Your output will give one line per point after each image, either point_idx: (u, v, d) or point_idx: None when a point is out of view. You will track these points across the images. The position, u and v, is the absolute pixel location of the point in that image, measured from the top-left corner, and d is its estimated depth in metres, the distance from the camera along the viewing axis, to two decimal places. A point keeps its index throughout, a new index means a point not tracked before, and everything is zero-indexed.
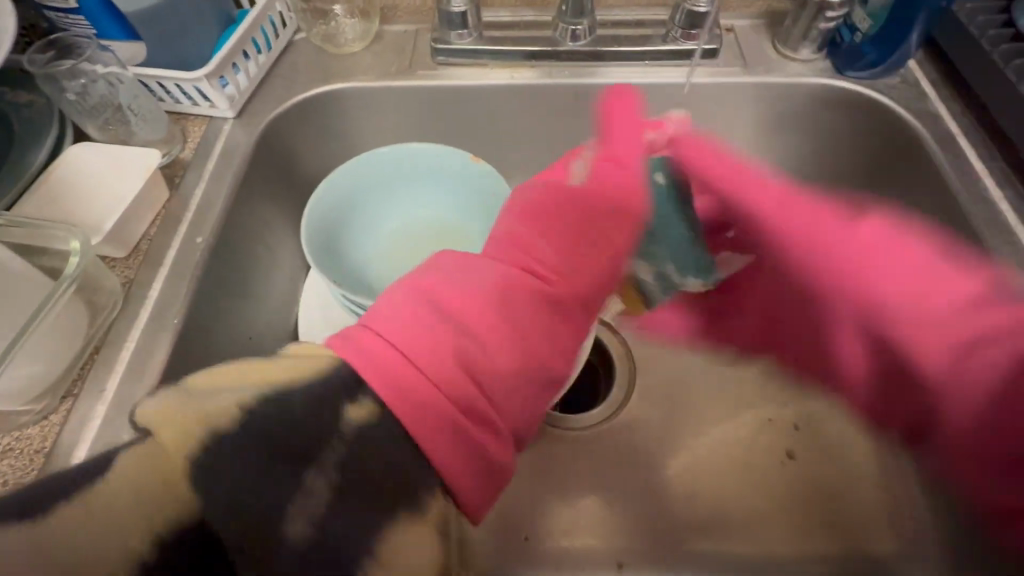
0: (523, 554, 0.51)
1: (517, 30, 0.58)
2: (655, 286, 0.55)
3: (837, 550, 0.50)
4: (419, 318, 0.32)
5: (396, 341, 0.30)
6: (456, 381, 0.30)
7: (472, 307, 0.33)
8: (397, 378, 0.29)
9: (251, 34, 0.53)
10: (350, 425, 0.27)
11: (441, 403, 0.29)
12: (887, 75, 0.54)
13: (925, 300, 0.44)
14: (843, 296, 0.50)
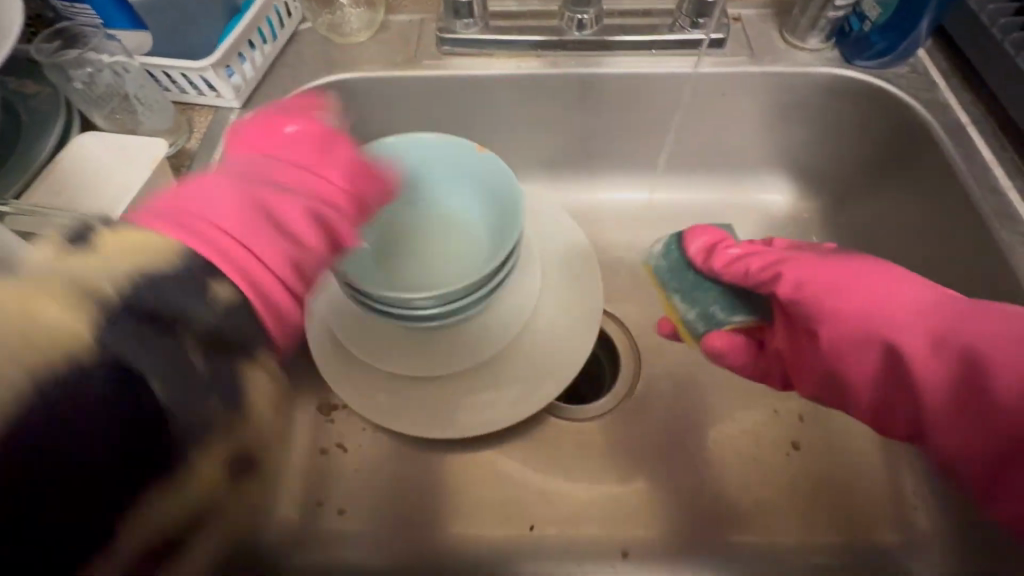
0: (526, 543, 0.51)
1: (523, 20, 0.58)
2: (698, 325, 0.46)
3: (842, 539, 0.50)
4: (233, 199, 0.30)
5: (211, 216, 0.29)
6: (279, 260, 0.30)
7: (292, 194, 0.32)
8: (211, 246, 0.28)
9: (257, 23, 0.53)
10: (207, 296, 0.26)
11: (262, 275, 0.29)
12: (896, 66, 0.54)
13: (870, 299, 0.40)
14: (812, 310, 0.42)
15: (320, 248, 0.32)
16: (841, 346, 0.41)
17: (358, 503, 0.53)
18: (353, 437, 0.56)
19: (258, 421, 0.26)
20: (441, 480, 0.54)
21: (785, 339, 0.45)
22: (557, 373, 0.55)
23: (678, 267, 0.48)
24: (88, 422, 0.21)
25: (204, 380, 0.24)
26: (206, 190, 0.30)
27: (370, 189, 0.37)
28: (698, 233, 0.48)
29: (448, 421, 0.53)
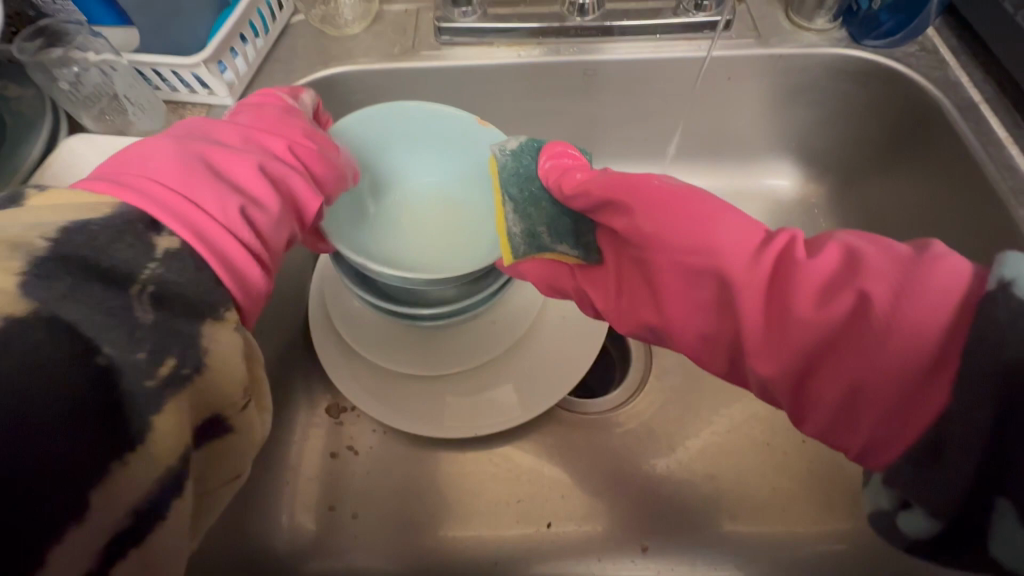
0: (544, 540, 0.51)
1: (523, 6, 0.56)
2: (518, 244, 0.45)
3: (861, 526, 0.50)
4: (180, 156, 0.30)
5: (163, 182, 0.29)
6: (239, 224, 0.30)
7: (240, 158, 0.32)
8: (162, 210, 0.28)
9: (248, 16, 0.51)
10: (157, 244, 0.26)
11: (218, 240, 0.29)
12: (905, 44, 0.53)
13: (688, 219, 0.34)
14: (639, 234, 0.37)
15: (276, 211, 0.32)
16: (665, 273, 0.35)
17: (370, 506, 0.52)
18: (364, 439, 0.55)
19: (217, 374, 0.27)
20: (453, 480, 0.53)
21: (595, 284, 0.43)
22: (570, 366, 0.54)
23: (525, 176, 0.46)
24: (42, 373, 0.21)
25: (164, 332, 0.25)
26: (153, 160, 0.30)
27: (327, 166, 0.38)
28: (557, 146, 0.47)
29: (455, 415, 0.52)
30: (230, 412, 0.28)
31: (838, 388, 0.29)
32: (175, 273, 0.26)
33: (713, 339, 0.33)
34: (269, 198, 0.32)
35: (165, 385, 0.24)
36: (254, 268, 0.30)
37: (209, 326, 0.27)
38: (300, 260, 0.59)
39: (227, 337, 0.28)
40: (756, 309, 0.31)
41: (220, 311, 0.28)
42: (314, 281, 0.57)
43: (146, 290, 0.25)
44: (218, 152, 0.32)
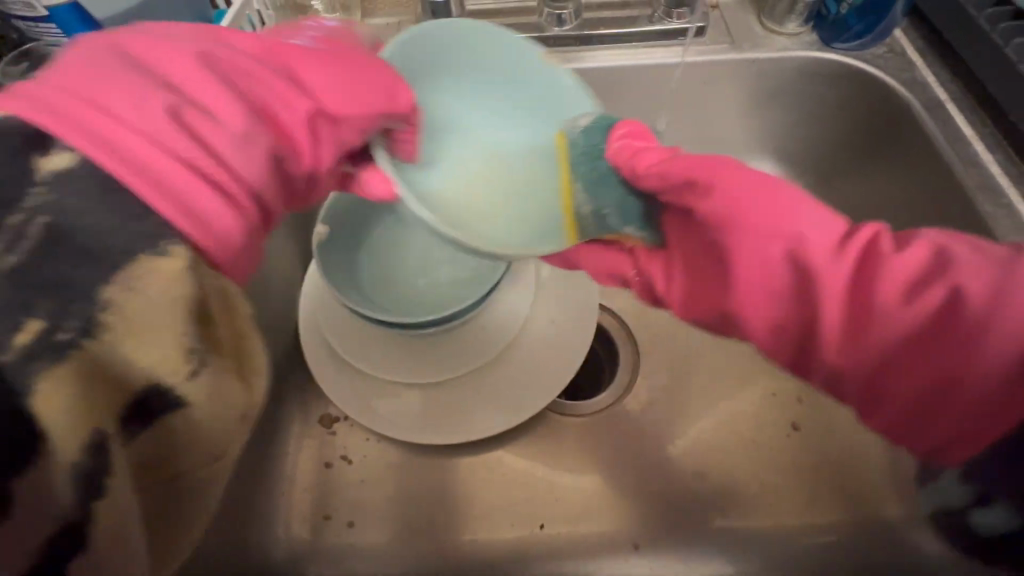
0: (538, 542, 0.52)
1: (502, 18, 0.57)
2: (590, 226, 0.45)
3: (846, 517, 0.51)
4: (114, 71, 0.26)
5: (80, 93, 0.24)
6: (185, 145, 0.25)
7: (199, 76, 0.28)
8: (66, 124, 0.22)
9: None
10: (39, 169, 0.21)
11: (151, 159, 0.24)
12: (874, 46, 0.54)
13: (775, 211, 0.33)
14: (717, 224, 0.35)
15: (236, 134, 0.27)
16: (745, 269, 0.33)
17: (365, 514, 0.53)
18: (357, 448, 0.56)
19: (135, 332, 0.22)
20: (446, 485, 0.54)
21: (661, 266, 0.41)
22: (558, 369, 0.55)
23: (592, 154, 0.45)
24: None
25: (35, 279, 0.20)
26: (78, 73, 0.25)
27: (342, 94, 0.34)
28: (625, 123, 0.44)
29: (450, 420, 0.53)
30: (168, 380, 0.23)
31: (918, 387, 0.31)
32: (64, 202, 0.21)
33: (789, 337, 0.33)
34: (238, 118, 0.28)
35: (32, 353, 0.20)
36: (205, 198, 0.25)
37: (149, 261, 0.22)
38: (290, 272, 0.59)
39: (158, 283, 0.22)
40: (851, 312, 0.31)
41: (161, 245, 0.22)
42: (303, 292, 0.58)
43: (29, 227, 0.20)
44: (178, 63, 0.28)
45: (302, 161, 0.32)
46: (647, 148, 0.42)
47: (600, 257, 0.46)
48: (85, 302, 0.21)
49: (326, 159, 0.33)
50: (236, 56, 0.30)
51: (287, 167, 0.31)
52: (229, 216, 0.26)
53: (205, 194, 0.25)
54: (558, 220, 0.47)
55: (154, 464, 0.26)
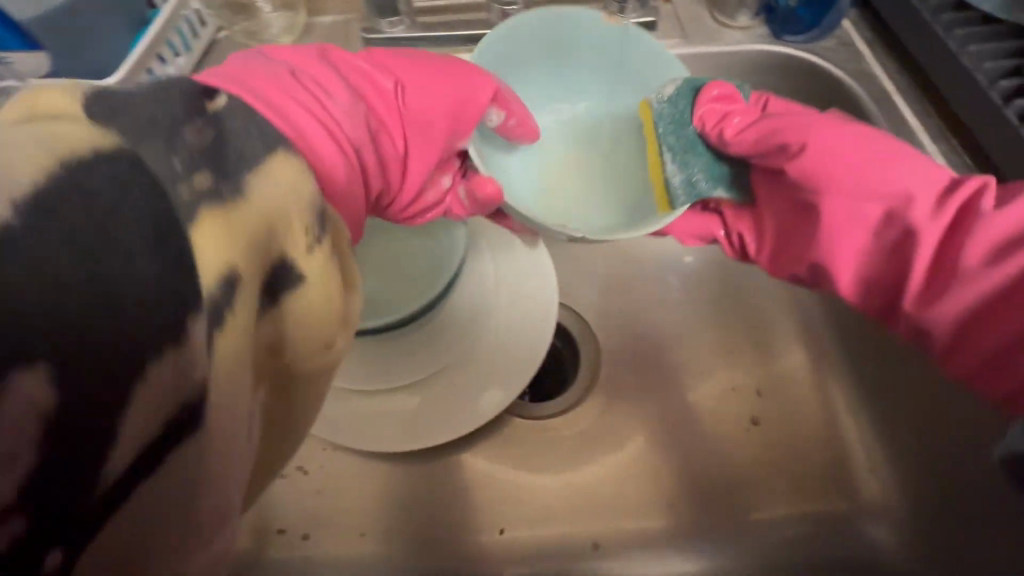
0: (498, 546, 0.51)
1: (451, 15, 0.56)
2: (680, 197, 0.44)
3: (803, 509, 0.51)
4: (275, 69, 0.36)
5: (263, 80, 0.34)
6: (328, 126, 0.35)
7: (329, 76, 0.38)
8: (263, 99, 0.33)
9: (166, 34, 0.51)
10: (210, 104, 0.26)
11: (310, 130, 0.33)
12: (823, 38, 0.54)
13: (863, 165, 0.38)
14: (813, 182, 0.39)
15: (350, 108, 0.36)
16: (841, 219, 0.38)
17: (322, 525, 0.52)
18: (312, 457, 0.54)
19: (266, 221, 0.25)
20: (404, 493, 0.53)
21: (750, 225, 0.46)
22: (515, 371, 0.53)
23: (681, 121, 0.45)
24: (125, 182, 0.20)
25: (207, 158, 0.24)
26: (258, 70, 0.35)
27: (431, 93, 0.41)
28: (716, 85, 0.45)
29: (403, 428, 0.52)
30: (294, 255, 0.27)
31: (1003, 340, 0.34)
32: (227, 121, 0.26)
33: (887, 277, 0.38)
34: (345, 98, 0.37)
35: (198, 201, 0.23)
36: (334, 160, 0.34)
37: (270, 160, 0.26)
38: None
39: (283, 176, 0.26)
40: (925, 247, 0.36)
41: (278, 152, 0.27)
42: None
43: (201, 130, 0.25)
44: (322, 71, 0.38)
45: (398, 142, 0.41)
46: (735, 109, 0.45)
47: (696, 229, 0.47)
48: (238, 178, 0.25)
49: (405, 145, 0.41)
50: (360, 68, 0.41)
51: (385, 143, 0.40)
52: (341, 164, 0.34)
53: (325, 143, 0.33)
54: (647, 196, 0.48)
55: (273, 352, 0.28)
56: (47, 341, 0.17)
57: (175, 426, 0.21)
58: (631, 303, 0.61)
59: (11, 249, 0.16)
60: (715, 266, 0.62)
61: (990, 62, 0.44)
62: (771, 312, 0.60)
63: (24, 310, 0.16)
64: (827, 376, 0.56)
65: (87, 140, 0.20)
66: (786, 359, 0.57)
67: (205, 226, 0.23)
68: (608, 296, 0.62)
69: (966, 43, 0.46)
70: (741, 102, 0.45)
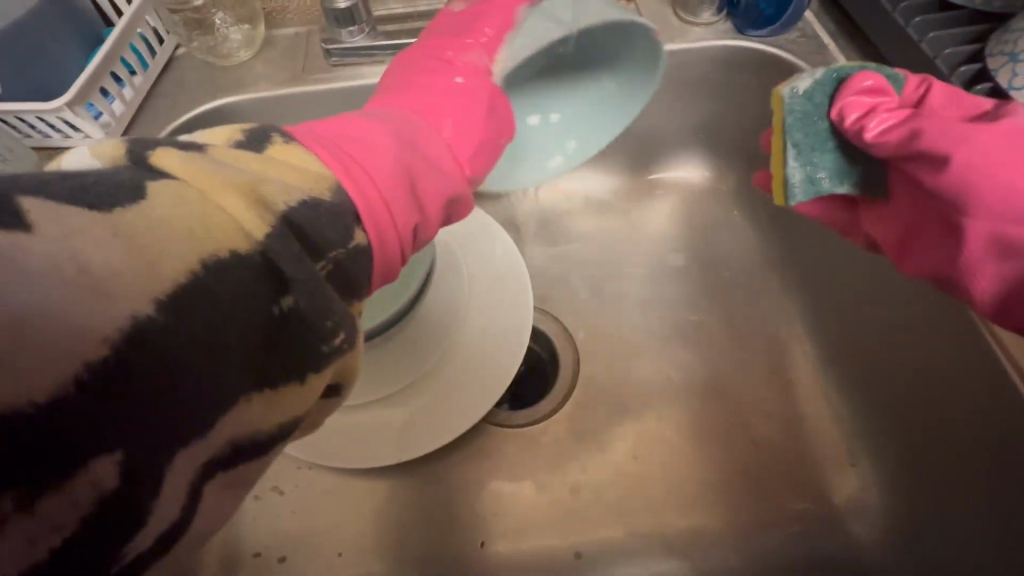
0: (480, 559, 0.50)
1: (412, 22, 0.55)
2: (797, 188, 0.38)
3: (788, 508, 0.51)
4: (387, 137, 0.30)
5: (351, 150, 0.28)
6: (397, 205, 0.28)
7: (436, 151, 0.33)
8: (345, 171, 0.26)
9: (120, 54, 0.50)
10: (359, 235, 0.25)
11: (381, 217, 0.26)
12: (786, 31, 0.54)
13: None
14: (958, 191, 0.34)
15: (438, 202, 0.31)
16: (977, 239, 0.33)
17: (300, 546, 0.51)
18: (289, 477, 0.52)
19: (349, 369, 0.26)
20: (383, 510, 0.52)
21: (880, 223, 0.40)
22: (491, 380, 0.52)
23: (806, 116, 0.39)
24: (256, 298, 0.20)
25: (331, 309, 0.23)
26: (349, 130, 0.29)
27: (486, 157, 0.39)
28: (867, 75, 0.39)
29: (376, 443, 0.51)
30: (341, 392, 0.26)
31: None
32: (354, 263, 0.24)
33: None
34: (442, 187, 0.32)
35: (328, 354, 0.23)
36: (394, 251, 0.28)
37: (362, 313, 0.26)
38: None
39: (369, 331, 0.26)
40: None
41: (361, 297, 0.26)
42: None
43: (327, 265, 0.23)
44: (415, 135, 0.32)
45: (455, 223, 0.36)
46: (881, 104, 0.38)
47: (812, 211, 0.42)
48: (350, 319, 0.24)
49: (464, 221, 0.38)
50: (451, 109, 0.38)
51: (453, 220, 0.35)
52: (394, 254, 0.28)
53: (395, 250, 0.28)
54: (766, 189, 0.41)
55: None
56: (142, 436, 0.18)
57: (191, 509, 0.20)
58: (611, 304, 0.61)
59: (142, 335, 0.17)
60: (692, 264, 0.62)
61: (950, 49, 0.44)
62: (750, 308, 0.59)
63: (141, 384, 0.18)
64: (808, 370, 0.56)
65: (225, 241, 0.20)
66: (767, 354, 0.57)
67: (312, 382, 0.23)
68: (584, 300, 0.61)
69: (925, 30, 0.45)
70: (886, 89, 0.38)
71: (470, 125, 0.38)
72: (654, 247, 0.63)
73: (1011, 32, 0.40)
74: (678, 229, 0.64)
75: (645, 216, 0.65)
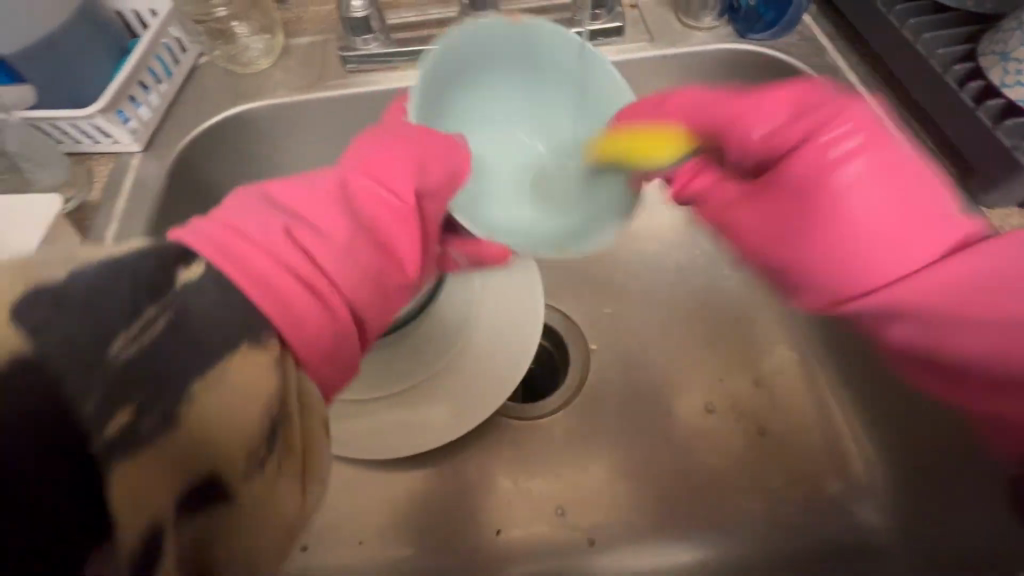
0: (496, 547, 0.51)
1: (425, 29, 0.57)
2: None
3: (796, 495, 0.52)
4: (279, 218, 0.31)
5: (248, 234, 0.29)
6: (289, 255, 0.29)
7: (334, 211, 0.33)
8: (225, 256, 0.26)
9: (147, 63, 0.52)
10: (182, 276, 0.24)
11: (271, 270, 0.27)
12: (786, 34, 0.56)
13: (833, 234, 0.37)
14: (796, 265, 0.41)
15: (345, 259, 0.31)
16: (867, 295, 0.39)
17: (321, 535, 0.52)
18: None
19: (219, 427, 0.23)
20: (401, 500, 0.53)
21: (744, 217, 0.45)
22: (503, 373, 0.54)
23: None
24: (42, 380, 0.19)
25: (136, 376, 0.21)
26: (231, 212, 0.31)
27: (394, 170, 0.38)
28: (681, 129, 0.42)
29: (392, 436, 0.52)
30: (232, 480, 0.24)
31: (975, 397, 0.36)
32: (190, 305, 0.23)
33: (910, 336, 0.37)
34: (344, 241, 0.32)
35: (140, 418, 0.21)
36: (303, 300, 0.28)
37: (232, 358, 0.23)
38: None
39: (245, 377, 0.24)
40: (925, 301, 0.34)
41: (263, 338, 0.25)
42: None
43: (153, 324, 0.22)
44: (305, 194, 0.33)
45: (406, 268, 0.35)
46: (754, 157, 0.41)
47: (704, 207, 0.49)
48: (191, 373, 0.22)
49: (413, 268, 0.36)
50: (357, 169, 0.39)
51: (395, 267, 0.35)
52: (313, 313, 0.28)
53: (310, 315, 0.28)
54: None
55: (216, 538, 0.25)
56: None
57: None
58: (620, 300, 0.62)
59: None
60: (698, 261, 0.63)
61: (943, 49, 0.46)
62: (756, 302, 0.61)
63: None
64: (813, 361, 0.57)
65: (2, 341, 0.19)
66: (772, 347, 0.58)
67: (138, 465, 0.21)
68: (593, 296, 0.63)
69: (921, 31, 0.47)
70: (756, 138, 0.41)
71: (382, 164, 0.38)
72: (660, 244, 0.65)
73: (1003, 31, 0.41)
74: (683, 227, 0.65)
75: (651, 214, 0.66)
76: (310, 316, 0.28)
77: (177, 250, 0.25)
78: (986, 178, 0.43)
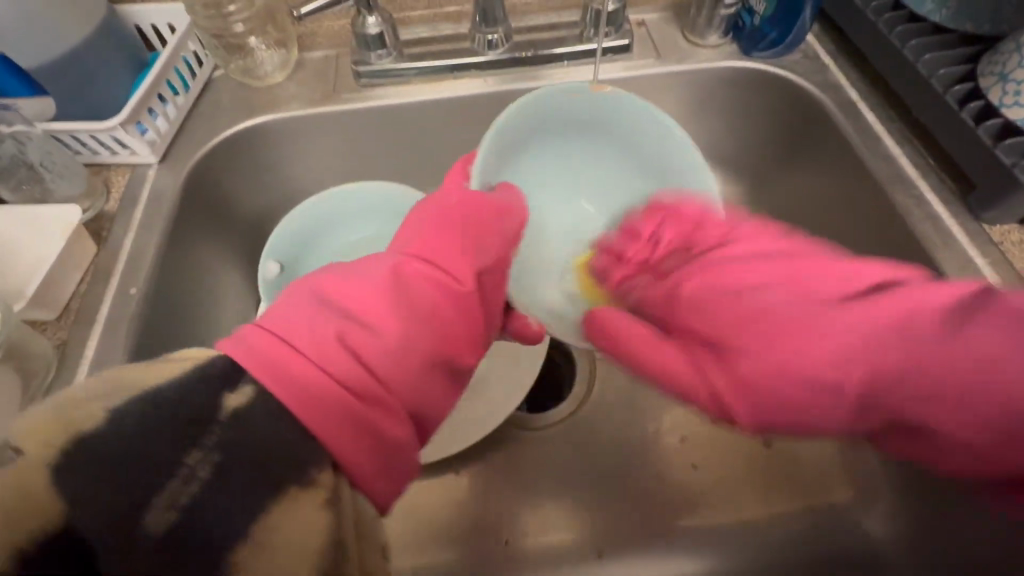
0: (505, 557, 0.51)
1: (437, 45, 0.59)
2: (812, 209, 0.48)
3: (805, 505, 0.52)
4: (324, 318, 0.29)
5: (292, 342, 0.27)
6: (341, 363, 0.28)
7: (380, 300, 0.31)
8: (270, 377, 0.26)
9: (166, 76, 0.53)
10: (230, 404, 0.24)
11: (319, 387, 0.26)
12: (789, 54, 0.57)
13: (774, 344, 0.32)
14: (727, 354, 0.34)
15: (391, 353, 0.30)
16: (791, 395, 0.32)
17: None
18: None
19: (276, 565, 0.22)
20: (410, 510, 0.53)
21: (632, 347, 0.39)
22: (512, 381, 0.55)
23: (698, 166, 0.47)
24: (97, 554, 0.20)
25: (183, 530, 0.21)
26: (282, 310, 0.30)
27: (445, 246, 0.36)
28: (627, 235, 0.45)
29: None
30: None
31: None
32: (240, 435, 0.23)
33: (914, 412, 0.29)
34: (395, 332, 0.30)
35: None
36: (351, 416, 0.27)
37: (284, 501, 0.23)
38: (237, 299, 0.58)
39: (304, 512, 0.23)
40: (968, 375, 0.27)
41: (311, 473, 0.24)
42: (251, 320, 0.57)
43: (197, 471, 0.22)
44: (360, 283, 0.31)
45: (465, 355, 0.34)
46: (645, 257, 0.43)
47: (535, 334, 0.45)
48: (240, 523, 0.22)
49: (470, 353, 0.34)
50: (424, 239, 0.36)
51: (454, 358, 0.33)
52: (361, 424, 0.27)
53: (363, 429, 0.27)
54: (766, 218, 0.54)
55: None
56: None
57: None
58: None
59: None
60: None
61: (942, 70, 0.47)
62: None
63: None
64: None
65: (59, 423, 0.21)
66: None
67: None
68: None
69: (921, 52, 0.48)
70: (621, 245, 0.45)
71: (444, 243, 0.36)
72: None
73: (1001, 53, 0.43)
74: None
75: None
76: (361, 429, 0.27)
77: (223, 369, 0.25)
78: (986, 194, 0.44)
